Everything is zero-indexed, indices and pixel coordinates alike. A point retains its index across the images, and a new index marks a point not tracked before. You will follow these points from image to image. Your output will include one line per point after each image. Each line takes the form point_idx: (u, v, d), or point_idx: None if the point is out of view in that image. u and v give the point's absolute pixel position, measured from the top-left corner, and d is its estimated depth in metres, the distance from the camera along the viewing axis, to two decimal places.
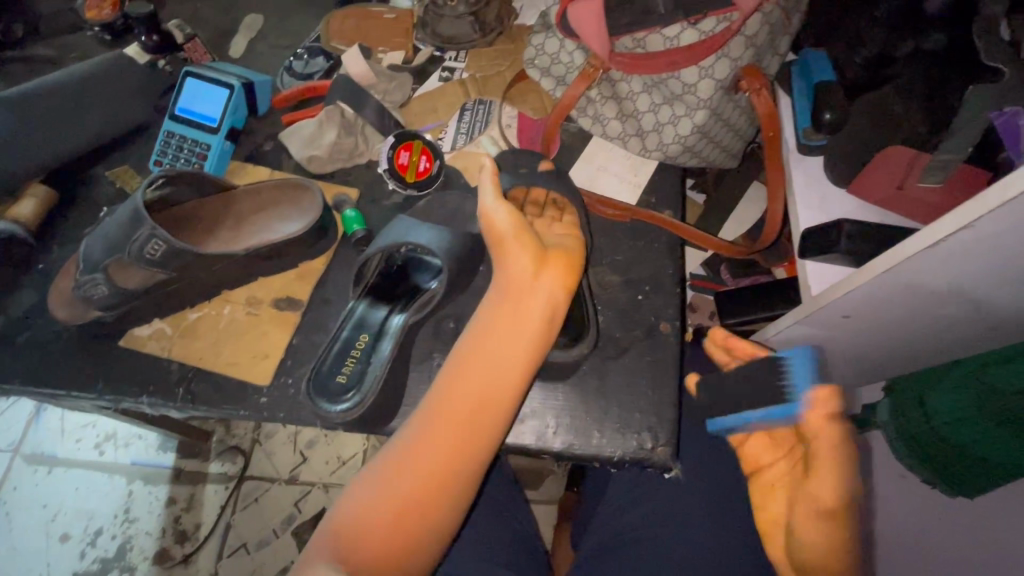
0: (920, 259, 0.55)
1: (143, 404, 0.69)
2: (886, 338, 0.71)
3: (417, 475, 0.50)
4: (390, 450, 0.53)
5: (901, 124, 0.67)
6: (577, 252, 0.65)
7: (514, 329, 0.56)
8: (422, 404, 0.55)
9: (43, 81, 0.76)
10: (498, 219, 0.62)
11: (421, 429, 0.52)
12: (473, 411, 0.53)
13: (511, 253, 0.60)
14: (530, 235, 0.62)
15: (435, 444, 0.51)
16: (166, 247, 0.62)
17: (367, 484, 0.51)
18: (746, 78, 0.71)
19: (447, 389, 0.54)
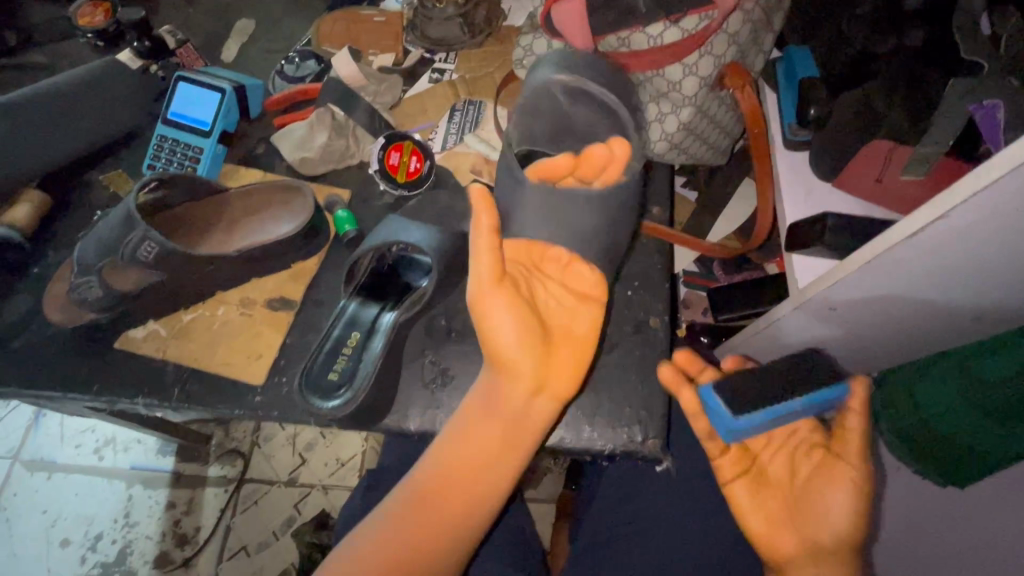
0: (900, 250, 0.56)
1: (139, 405, 0.70)
2: (874, 330, 0.72)
3: (417, 526, 0.54)
4: (380, 518, 0.56)
5: (882, 120, 0.67)
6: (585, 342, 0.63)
7: (507, 432, 0.58)
8: (414, 480, 0.58)
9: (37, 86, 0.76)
10: (506, 320, 0.58)
11: (408, 507, 0.55)
12: (457, 499, 0.56)
13: (516, 360, 0.58)
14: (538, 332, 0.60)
15: (441, 498, 0.56)
16: (158, 249, 0.63)
17: (379, 519, 0.55)
18: (729, 76, 0.71)
19: (440, 474, 0.57)
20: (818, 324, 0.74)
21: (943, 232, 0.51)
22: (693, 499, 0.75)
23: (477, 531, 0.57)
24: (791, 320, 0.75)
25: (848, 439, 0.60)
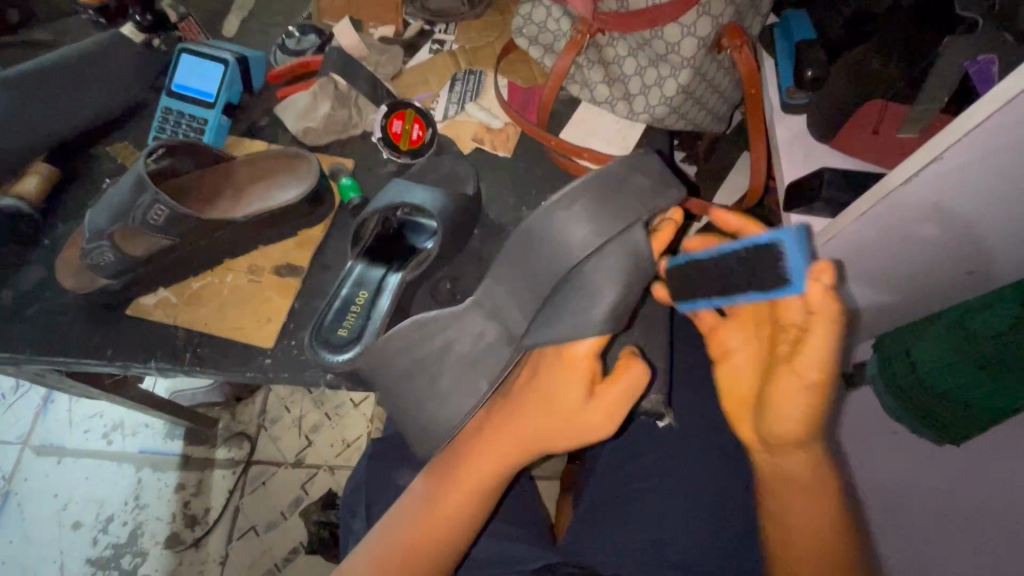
0: (892, 199, 0.57)
1: (151, 369, 0.71)
2: (873, 288, 0.73)
3: (429, 520, 0.60)
4: (404, 509, 0.62)
5: (880, 80, 0.68)
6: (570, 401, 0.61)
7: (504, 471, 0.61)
8: (430, 481, 0.62)
9: (39, 60, 0.76)
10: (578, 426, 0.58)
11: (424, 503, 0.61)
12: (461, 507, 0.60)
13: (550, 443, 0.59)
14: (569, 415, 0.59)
15: (448, 506, 0.60)
16: (169, 212, 0.65)
17: (395, 517, 0.61)
18: (727, 36, 0.73)
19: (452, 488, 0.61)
20: None
21: (935, 178, 0.52)
22: (696, 458, 0.76)
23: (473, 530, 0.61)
24: None
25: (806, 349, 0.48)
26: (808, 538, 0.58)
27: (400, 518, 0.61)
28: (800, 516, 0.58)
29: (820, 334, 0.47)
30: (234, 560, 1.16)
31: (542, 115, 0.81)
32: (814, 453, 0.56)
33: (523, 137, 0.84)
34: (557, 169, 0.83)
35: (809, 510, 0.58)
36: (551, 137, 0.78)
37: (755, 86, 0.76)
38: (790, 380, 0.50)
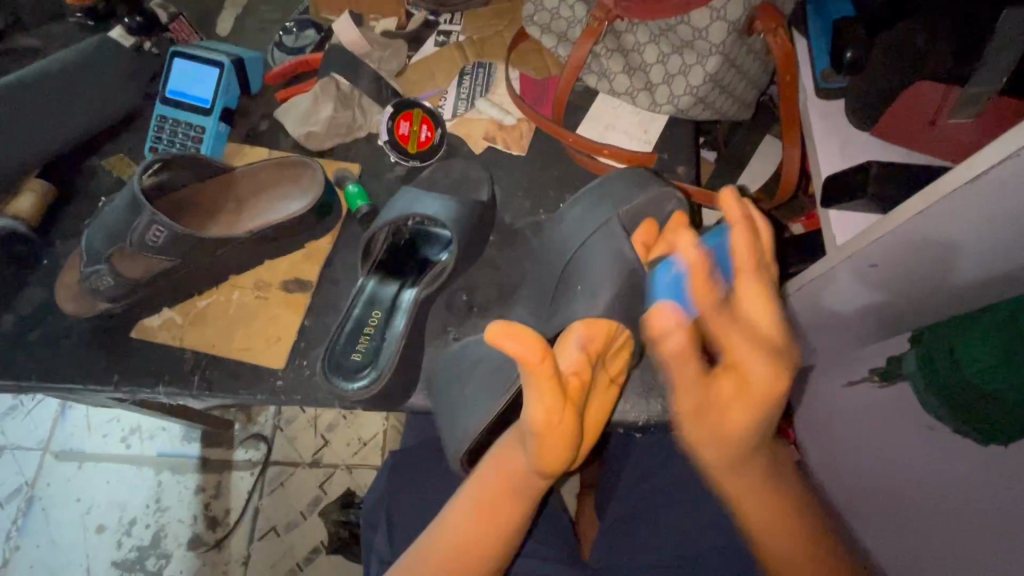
0: (958, 197, 0.51)
1: (159, 394, 0.69)
2: (916, 293, 0.67)
3: (479, 527, 0.53)
4: (426, 536, 0.55)
5: (926, 58, 0.61)
6: (570, 414, 0.48)
7: (519, 491, 0.53)
8: (452, 502, 0.55)
9: (38, 65, 0.73)
10: (552, 421, 0.47)
11: (448, 526, 0.54)
12: (485, 525, 0.53)
13: (547, 449, 0.49)
14: (573, 405, 0.48)
15: (500, 505, 0.53)
16: (167, 232, 0.61)
17: (418, 546, 0.55)
18: (760, 18, 0.67)
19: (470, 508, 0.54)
20: (862, 286, 0.68)
21: (1008, 176, 0.47)
22: None
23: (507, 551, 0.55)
24: (828, 280, 0.70)
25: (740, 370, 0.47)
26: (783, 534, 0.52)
27: (443, 527, 0.54)
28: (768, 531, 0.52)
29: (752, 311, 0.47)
30: (258, 563, 1.12)
31: (559, 110, 0.75)
32: (750, 493, 0.52)
33: (538, 134, 0.79)
34: (575, 167, 0.78)
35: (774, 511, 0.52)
36: (569, 133, 0.73)
37: (791, 70, 0.70)
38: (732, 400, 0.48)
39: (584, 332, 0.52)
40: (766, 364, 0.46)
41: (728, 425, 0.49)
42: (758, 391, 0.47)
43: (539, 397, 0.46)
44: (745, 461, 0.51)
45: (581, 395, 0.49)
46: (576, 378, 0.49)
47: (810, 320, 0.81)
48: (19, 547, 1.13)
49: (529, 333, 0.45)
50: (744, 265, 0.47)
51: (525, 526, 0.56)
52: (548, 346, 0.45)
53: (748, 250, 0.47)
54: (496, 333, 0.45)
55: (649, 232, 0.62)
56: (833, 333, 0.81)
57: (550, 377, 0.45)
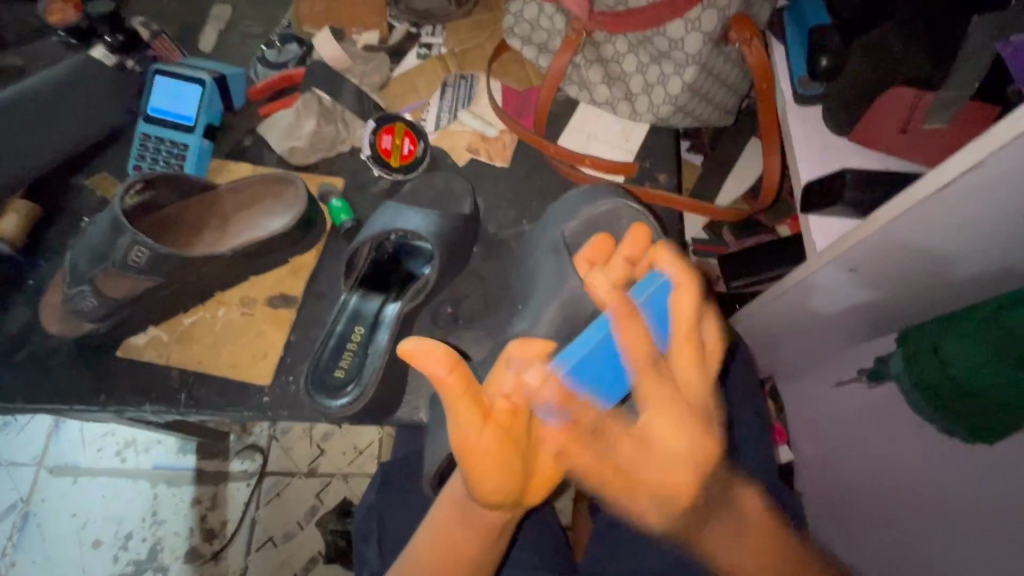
0: (931, 202, 0.52)
1: (147, 412, 0.69)
2: (894, 295, 0.68)
3: (447, 540, 0.54)
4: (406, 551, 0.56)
5: (901, 66, 0.62)
6: (490, 440, 0.48)
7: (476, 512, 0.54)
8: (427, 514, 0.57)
9: (41, 78, 0.74)
10: (474, 446, 0.48)
11: (423, 540, 0.55)
12: (454, 542, 0.54)
13: (483, 472, 0.48)
14: (492, 429, 0.49)
15: (455, 538, 0.54)
16: (150, 253, 0.62)
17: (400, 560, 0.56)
18: (735, 28, 0.68)
19: (440, 524, 0.54)
20: (837, 290, 0.69)
21: (979, 182, 0.48)
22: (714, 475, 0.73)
23: (484, 564, 0.56)
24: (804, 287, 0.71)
25: (684, 384, 0.53)
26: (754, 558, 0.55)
27: (419, 539, 0.55)
28: (741, 562, 0.55)
29: (697, 380, 0.53)
30: (255, 574, 1.12)
31: (540, 121, 0.76)
32: (720, 516, 0.56)
33: (521, 145, 0.80)
34: (557, 176, 0.79)
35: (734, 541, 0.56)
36: (550, 144, 0.74)
37: (768, 79, 0.71)
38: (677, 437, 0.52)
39: (519, 355, 0.54)
40: (683, 442, 0.52)
41: (646, 492, 0.54)
42: (695, 423, 0.52)
43: (457, 417, 0.48)
44: (701, 525, 0.56)
45: (511, 420, 0.50)
46: (504, 402, 0.50)
47: (792, 323, 0.81)
48: (15, 564, 1.13)
49: (439, 348, 0.47)
50: (681, 326, 0.52)
51: (496, 546, 0.56)
52: (459, 359, 0.47)
53: (688, 306, 0.51)
54: (410, 350, 0.47)
55: (636, 237, 0.57)
56: (816, 336, 0.82)
57: (463, 392, 0.47)
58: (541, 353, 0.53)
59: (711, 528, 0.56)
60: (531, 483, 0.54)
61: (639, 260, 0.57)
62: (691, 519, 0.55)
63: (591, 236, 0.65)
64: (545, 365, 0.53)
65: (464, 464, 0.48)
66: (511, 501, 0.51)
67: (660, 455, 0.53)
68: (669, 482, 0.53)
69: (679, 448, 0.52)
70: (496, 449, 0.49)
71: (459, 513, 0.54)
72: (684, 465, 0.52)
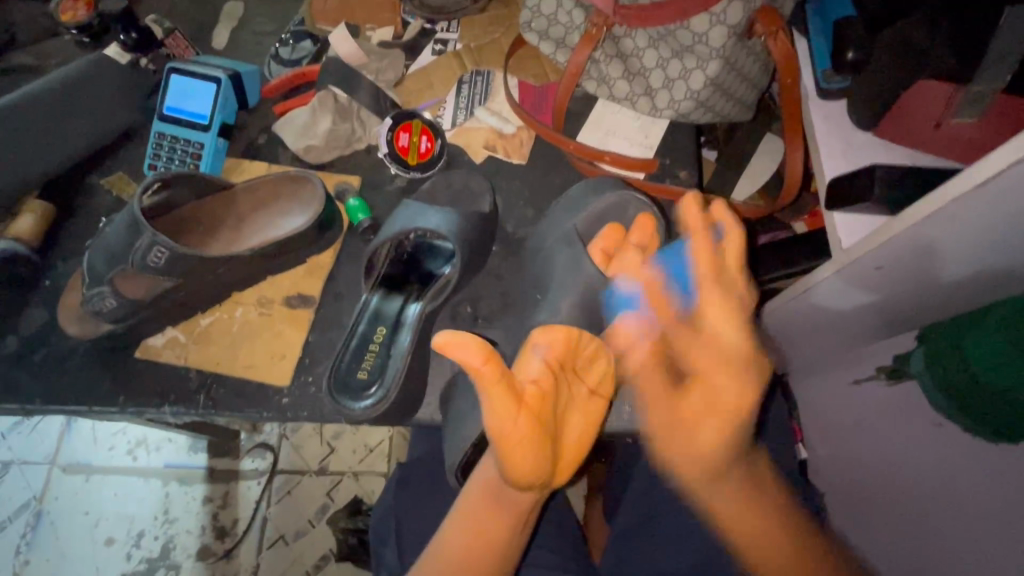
0: (967, 199, 0.50)
1: (165, 414, 0.68)
2: (922, 293, 0.66)
3: (476, 528, 0.53)
4: (435, 544, 0.55)
5: (927, 57, 0.59)
6: (524, 425, 0.47)
7: (501, 500, 0.54)
8: (454, 506, 0.56)
9: (50, 77, 0.73)
10: (507, 433, 0.47)
11: (453, 529, 0.54)
12: (484, 530, 0.53)
13: (517, 458, 0.48)
14: (527, 413, 0.48)
15: (484, 526, 0.53)
16: (168, 253, 0.61)
17: (430, 551, 0.55)
18: (760, 21, 0.67)
19: (468, 515, 0.54)
20: (865, 288, 0.68)
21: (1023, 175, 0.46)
22: None
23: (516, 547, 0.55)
24: (829, 284, 0.70)
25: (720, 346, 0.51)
26: (749, 530, 0.52)
27: (447, 530, 0.55)
28: (746, 523, 0.52)
29: (731, 330, 0.51)
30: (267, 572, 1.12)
31: (560, 117, 0.75)
32: (739, 476, 0.52)
33: (538, 142, 0.79)
34: (575, 173, 0.78)
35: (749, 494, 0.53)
36: (569, 141, 0.73)
37: (792, 73, 0.70)
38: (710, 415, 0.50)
39: (543, 341, 0.52)
40: (734, 373, 0.50)
41: (692, 430, 0.50)
42: (726, 403, 0.49)
43: (490, 404, 0.47)
44: (720, 480, 0.52)
45: (543, 404, 0.49)
46: (534, 387, 0.49)
47: (813, 322, 0.80)
48: (29, 561, 1.13)
49: (469, 339, 0.46)
50: (705, 274, 0.53)
51: (527, 532, 0.56)
52: (491, 351, 0.46)
53: (706, 257, 0.53)
54: (442, 343, 0.47)
55: (644, 225, 0.63)
56: (835, 335, 0.81)
57: (495, 380, 0.46)
58: (566, 337, 0.52)
59: (726, 494, 0.52)
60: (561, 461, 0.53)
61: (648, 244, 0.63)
62: (719, 478, 0.51)
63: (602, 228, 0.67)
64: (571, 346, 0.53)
65: (500, 448, 0.48)
66: (538, 487, 0.50)
67: (716, 407, 0.50)
68: (716, 437, 0.49)
69: (730, 382, 0.50)
70: (531, 434, 0.47)
71: (489, 498, 0.54)
72: (735, 413, 0.50)
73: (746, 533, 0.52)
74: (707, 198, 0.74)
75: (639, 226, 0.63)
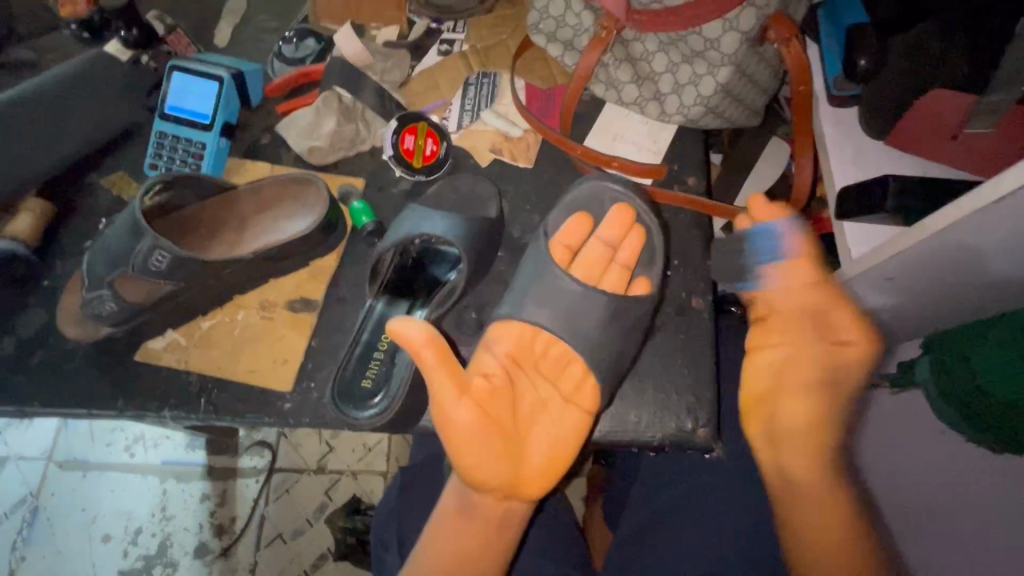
0: (981, 214, 0.49)
1: (165, 418, 0.68)
2: (929, 304, 0.66)
3: (458, 528, 0.56)
4: (422, 549, 0.57)
5: (939, 67, 0.59)
6: (468, 411, 0.53)
7: (473, 499, 0.56)
8: (438, 508, 0.59)
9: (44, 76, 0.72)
10: (454, 421, 0.52)
11: (435, 531, 0.57)
12: (471, 529, 0.56)
13: (465, 446, 0.52)
14: (470, 398, 0.54)
15: (464, 525, 0.56)
16: (170, 257, 0.61)
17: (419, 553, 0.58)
18: (774, 28, 0.65)
19: (448, 514, 0.57)
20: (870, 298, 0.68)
21: None
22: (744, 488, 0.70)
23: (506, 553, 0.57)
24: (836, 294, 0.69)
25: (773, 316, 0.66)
26: (827, 529, 0.58)
27: (433, 531, 0.57)
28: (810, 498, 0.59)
29: (840, 313, 0.64)
30: (264, 571, 1.11)
31: (568, 121, 0.74)
32: (813, 438, 0.61)
33: (545, 146, 0.78)
34: (582, 178, 0.77)
35: (808, 454, 0.61)
36: (577, 145, 0.72)
37: (805, 80, 0.69)
38: (773, 357, 0.65)
39: (493, 341, 0.61)
40: (789, 296, 0.65)
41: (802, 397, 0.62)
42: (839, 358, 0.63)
43: (434, 389, 0.53)
44: (818, 433, 0.62)
45: (486, 393, 0.55)
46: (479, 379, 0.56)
47: None
48: (26, 557, 1.13)
49: (419, 326, 0.53)
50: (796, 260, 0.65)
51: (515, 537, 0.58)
52: (437, 338, 0.53)
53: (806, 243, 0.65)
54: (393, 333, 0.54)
55: (615, 219, 0.65)
56: None
57: (440, 367, 0.53)
58: (515, 340, 0.62)
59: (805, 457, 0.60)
60: (524, 470, 0.56)
61: (620, 239, 0.65)
62: (813, 449, 0.61)
63: (573, 220, 0.65)
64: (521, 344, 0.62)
65: (445, 440, 0.53)
66: (500, 482, 0.54)
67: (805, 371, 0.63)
68: (804, 408, 0.62)
69: (807, 338, 0.64)
70: (480, 419, 0.53)
71: (464, 500, 0.57)
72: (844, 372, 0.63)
73: (811, 521, 0.58)
74: (715, 205, 0.73)
75: (609, 219, 0.65)
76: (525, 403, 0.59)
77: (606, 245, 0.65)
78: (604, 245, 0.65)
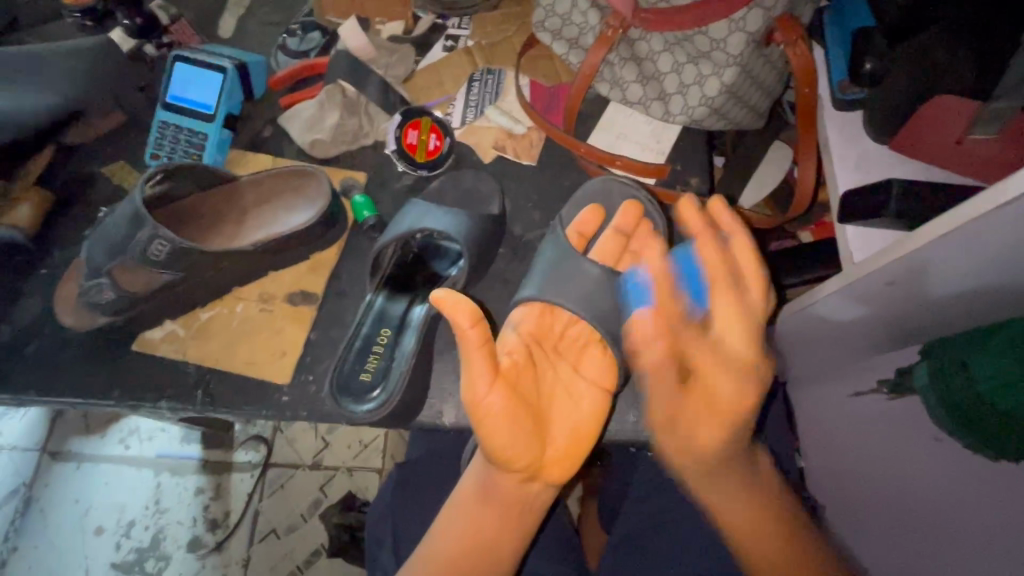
0: (985, 221, 0.49)
1: (161, 409, 0.67)
2: (930, 315, 0.66)
3: (474, 516, 0.54)
4: (431, 537, 0.55)
5: (945, 73, 0.59)
6: (501, 396, 0.48)
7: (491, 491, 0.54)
8: (451, 497, 0.56)
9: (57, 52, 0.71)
10: (486, 404, 0.48)
11: (448, 522, 0.54)
12: (491, 517, 0.54)
13: (500, 430, 0.48)
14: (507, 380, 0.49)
15: (478, 519, 0.54)
16: (170, 246, 0.60)
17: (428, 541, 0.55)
18: (780, 30, 0.65)
19: (465, 503, 0.54)
20: (870, 304, 0.67)
21: None
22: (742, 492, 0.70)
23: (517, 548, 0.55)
24: (836, 298, 0.69)
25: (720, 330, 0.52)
26: (762, 533, 0.54)
27: (446, 520, 0.55)
28: (760, 523, 0.54)
29: (728, 381, 0.50)
30: (257, 566, 1.11)
31: (572, 119, 0.73)
32: (741, 471, 0.54)
33: (549, 144, 0.78)
34: (584, 178, 0.77)
35: (740, 501, 0.54)
36: (580, 144, 0.72)
37: (811, 83, 0.68)
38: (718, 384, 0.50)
39: (519, 320, 0.59)
40: (741, 392, 0.50)
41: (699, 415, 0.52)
42: (726, 403, 0.50)
43: (469, 367, 0.48)
44: (712, 477, 0.54)
45: (515, 375, 0.52)
46: (509, 360, 0.52)
47: (819, 335, 0.78)
48: (17, 549, 1.12)
49: (465, 302, 0.46)
50: (716, 279, 0.52)
51: (532, 524, 0.56)
52: (482, 315, 0.47)
53: (716, 252, 0.53)
54: (437, 299, 0.47)
55: (628, 214, 0.65)
56: (842, 349, 0.79)
57: (481, 345, 0.47)
58: (537, 317, 0.60)
59: (719, 489, 0.54)
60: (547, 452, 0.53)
61: (632, 231, 0.66)
62: (714, 470, 0.53)
63: (585, 210, 0.67)
64: (543, 324, 0.60)
65: (475, 422, 0.48)
66: (525, 467, 0.51)
67: (700, 403, 0.52)
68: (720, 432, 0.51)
69: (725, 374, 0.50)
70: (513, 404, 0.49)
71: (480, 494, 0.54)
72: (735, 420, 0.50)
73: (758, 546, 0.53)
74: None
75: (622, 214, 0.66)
76: (546, 383, 0.56)
77: (619, 234, 0.66)
78: (618, 235, 0.66)
